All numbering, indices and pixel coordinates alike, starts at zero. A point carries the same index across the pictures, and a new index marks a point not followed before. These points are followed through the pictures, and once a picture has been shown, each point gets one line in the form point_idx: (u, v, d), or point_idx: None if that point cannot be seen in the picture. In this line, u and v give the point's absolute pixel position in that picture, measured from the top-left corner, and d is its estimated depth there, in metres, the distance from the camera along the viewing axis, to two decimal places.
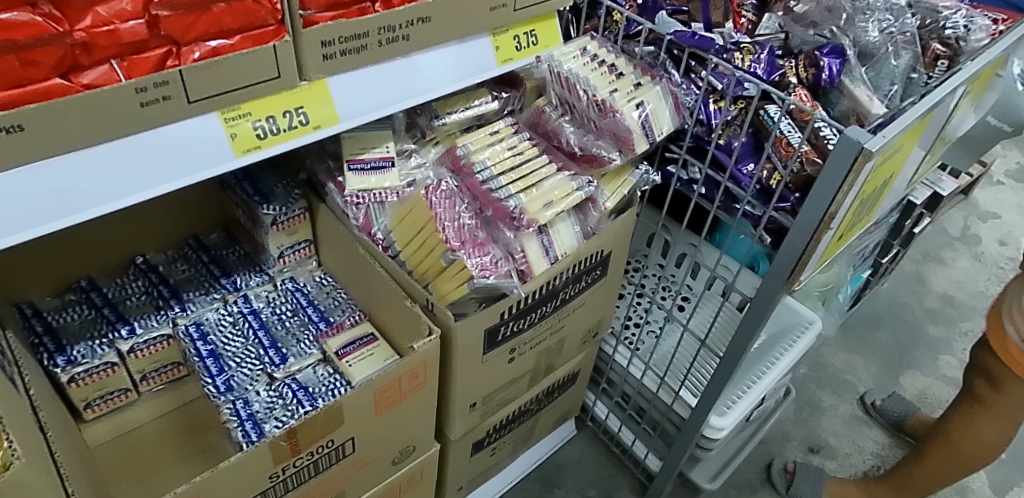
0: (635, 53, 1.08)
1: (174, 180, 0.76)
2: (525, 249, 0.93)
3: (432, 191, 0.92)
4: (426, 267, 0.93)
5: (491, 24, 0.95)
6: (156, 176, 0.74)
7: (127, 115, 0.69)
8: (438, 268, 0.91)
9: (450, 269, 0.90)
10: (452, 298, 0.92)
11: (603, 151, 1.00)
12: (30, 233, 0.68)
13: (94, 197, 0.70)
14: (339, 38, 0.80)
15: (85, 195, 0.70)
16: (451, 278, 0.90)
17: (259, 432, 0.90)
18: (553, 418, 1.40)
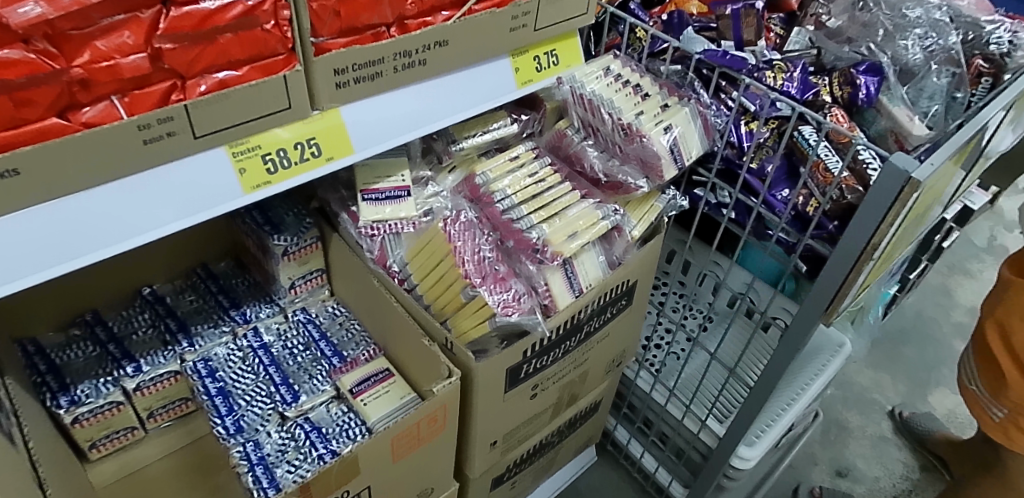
0: (660, 72, 1.03)
1: (182, 219, 0.71)
2: (549, 284, 0.88)
3: (452, 223, 0.87)
4: (445, 303, 0.88)
5: (510, 45, 0.91)
6: (160, 216, 0.70)
7: (129, 153, 0.65)
8: (458, 304, 0.87)
9: (471, 305, 0.85)
10: (472, 335, 0.87)
11: (629, 178, 0.95)
12: (32, 279, 0.63)
13: (98, 239, 0.66)
14: (351, 65, 0.76)
15: (90, 238, 0.66)
16: (472, 315, 0.86)
17: (270, 478, 0.84)
18: (574, 447, 1.35)
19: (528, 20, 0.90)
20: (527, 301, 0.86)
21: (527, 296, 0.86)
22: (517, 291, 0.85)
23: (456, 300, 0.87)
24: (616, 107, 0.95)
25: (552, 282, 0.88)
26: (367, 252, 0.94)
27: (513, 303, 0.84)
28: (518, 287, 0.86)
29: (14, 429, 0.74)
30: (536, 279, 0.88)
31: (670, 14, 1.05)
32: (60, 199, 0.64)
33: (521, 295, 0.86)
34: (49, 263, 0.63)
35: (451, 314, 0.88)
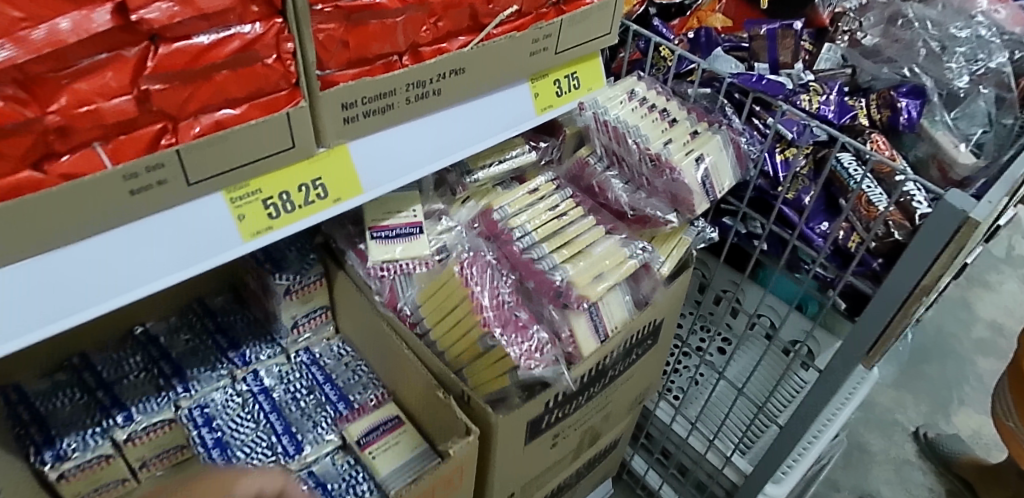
0: (687, 95, 0.96)
1: (188, 267, 0.65)
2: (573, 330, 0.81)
3: (469, 264, 0.81)
4: (461, 350, 0.81)
5: (530, 70, 0.84)
6: (151, 271, 0.63)
7: (114, 204, 0.58)
8: (476, 353, 0.80)
9: (490, 354, 0.79)
10: (494, 386, 0.80)
11: (657, 212, 0.89)
12: (24, 341, 0.57)
13: (97, 293, 0.60)
14: (361, 99, 0.69)
15: (89, 291, 0.60)
16: (492, 365, 0.79)
17: None
18: (592, 483, 1.28)
19: (549, 43, 0.83)
20: (550, 350, 0.79)
21: (550, 344, 0.79)
22: (540, 338, 0.79)
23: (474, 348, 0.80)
24: (643, 135, 0.89)
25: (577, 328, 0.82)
26: (376, 292, 0.87)
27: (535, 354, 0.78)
28: (541, 335, 0.79)
29: None
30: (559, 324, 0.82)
31: (697, 32, 0.99)
32: (37, 257, 0.56)
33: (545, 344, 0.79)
34: (22, 328, 0.57)
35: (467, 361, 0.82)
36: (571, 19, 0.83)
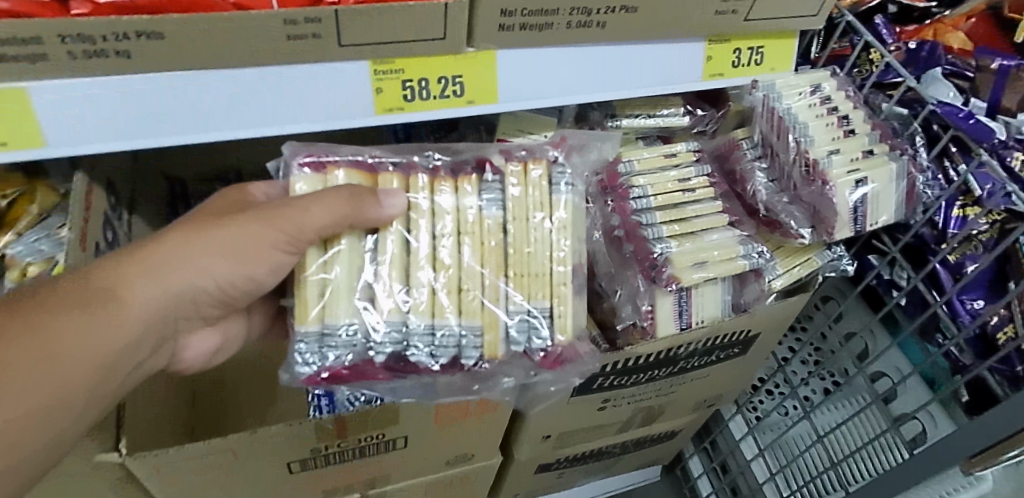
0: (879, 110, 0.86)
1: (524, 100, 0.76)
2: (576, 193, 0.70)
3: (314, 166, 0.64)
4: (473, 303, 0.64)
5: (711, 30, 0.75)
6: (274, 115, 0.67)
7: (272, 45, 0.61)
8: (498, 250, 0.65)
9: (504, 219, 0.65)
10: (539, 243, 0.66)
11: (792, 222, 0.82)
12: (234, 134, 0.66)
13: (267, 116, 0.66)
14: (523, 9, 0.66)
15: (266, 113, 0.66)
16: (517, 212, 0.65)
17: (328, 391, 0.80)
18: (637, 462, 1.26)
19: (741, 6, 0.74)
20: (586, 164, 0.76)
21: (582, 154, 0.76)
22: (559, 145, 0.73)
23: (474, 289, 0.64)
24: (809, 136, 0.81)
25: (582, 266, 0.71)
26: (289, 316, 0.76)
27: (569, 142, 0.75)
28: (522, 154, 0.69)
29: None
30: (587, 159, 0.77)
31: (920, 43, 0.86)
32: (178, 75, 0.61)
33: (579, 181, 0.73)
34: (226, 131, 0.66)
35: (490, 305, 0.64)
36: None
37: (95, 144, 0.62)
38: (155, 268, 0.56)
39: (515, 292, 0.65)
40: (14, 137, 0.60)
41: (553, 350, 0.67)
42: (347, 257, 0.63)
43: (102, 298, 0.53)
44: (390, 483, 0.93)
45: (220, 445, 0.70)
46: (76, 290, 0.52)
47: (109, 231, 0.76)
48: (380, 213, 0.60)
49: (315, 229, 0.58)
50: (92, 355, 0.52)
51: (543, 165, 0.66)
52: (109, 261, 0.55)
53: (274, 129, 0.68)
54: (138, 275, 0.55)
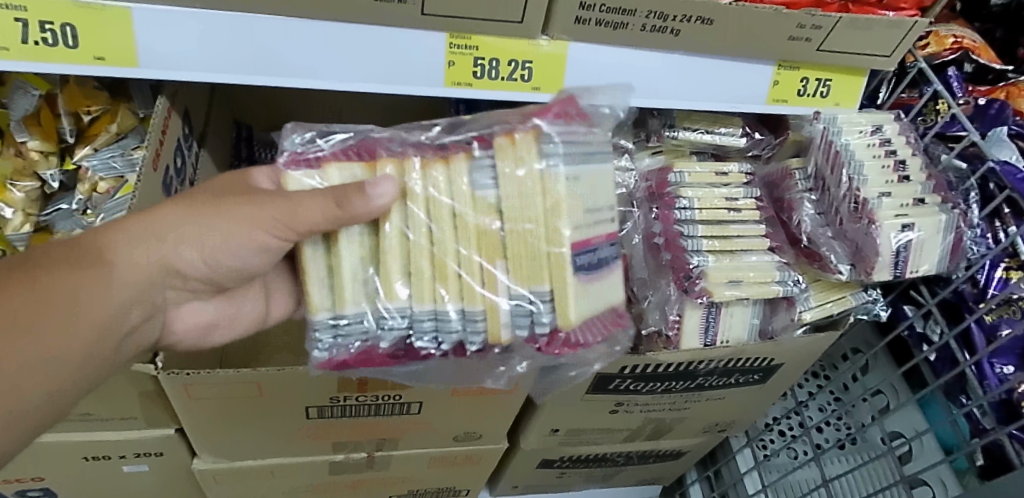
0: (938, 160, 0.86)
1: None
2: (576, 169, 0.61)
3: (306, 165, 0.59)
4: (472, 278, 0.60)
5: (781, 54, 0.76)
6: (350, 71, 0.69)
7: (358, 3, 0.63)
8: (492, 231, 0.59)
9: (499, 201, 0.59)
10: (528, 225, 0.59)
11: (832, 256, 0.82)
12: (310, 83, 0.69)
13: (344, 69, 0.69)
14: (601, 6, 0.67)
15: (343, 67, 0.69)
16: (497, 197, 0.59)
17: None
18: (638, 477, 1.26)
19: (815, 36, 0.74)
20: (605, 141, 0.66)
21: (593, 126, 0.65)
22: (562, 119, 0.62)
23: (470, 269, 0.60)
24: (863, 175, 0.81)
25: (598, 250, 0.64)
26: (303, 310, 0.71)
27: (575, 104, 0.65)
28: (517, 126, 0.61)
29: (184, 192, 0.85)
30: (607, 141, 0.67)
31: (990, 101, 0.86)
32: (267, 18, 0.64)
33: (584, 154, 0.63)
34: (303, 79, 0.68)
35: (488, 292, 0.60)
36: (854, 22, 0.73)
37: (180, 72, 0.65)
38: (149, 237, 0.56)
39: (512, 278, 0.60)
40: (110, 54, 0.63)
41: (557, 335, 0.63)
42: (347, 250, 0.59)
43: (98, 261, 0.53)
44: (397, 449, 0.95)
45: (247, 376, 0.73)
46: (80, 254, 0.53)
47: (176, 159, 0.81)
48: (369, 208, 0.55)
49: (309, 224, 0.55)
50: (89, 315, 0.52)
51: (529, 138, 0.59)
52: (109, 228, 0.56)
53: (347, 84, 0.70)
54: (129, 243, 0.55)
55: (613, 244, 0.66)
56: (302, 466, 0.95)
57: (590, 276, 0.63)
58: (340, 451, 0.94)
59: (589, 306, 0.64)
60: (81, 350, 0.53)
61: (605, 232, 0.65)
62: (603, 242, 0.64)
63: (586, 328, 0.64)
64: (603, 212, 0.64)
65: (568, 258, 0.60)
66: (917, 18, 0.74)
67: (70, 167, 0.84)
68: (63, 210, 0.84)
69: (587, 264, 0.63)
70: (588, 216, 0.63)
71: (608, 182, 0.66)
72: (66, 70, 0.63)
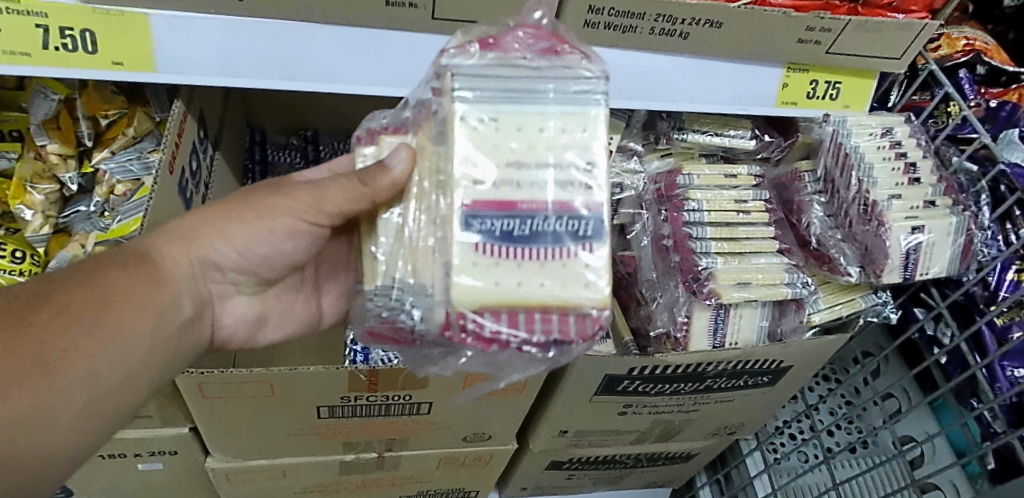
0: (949, 162, 0.86)
1: None
2: (504, 107, 0.52)
3: (368, 140, 0.60)
4: (433, 254, 0.54)
5: (791, 57, 0.76)
6: (362, 75, 0.70)
7: (370, 7, 0.64)
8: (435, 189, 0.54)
9: (441, 154, 0.54)
10: (445, 175, 0.52)
11: (842, 258, 0.82)
12: (322, 86, 0.70)
13: (356, 74, 0.70)
14: (610, 9, 0.68)
15: (355, 72, 0.70)
16: (439, 149, 0.54)
17: (365, 357, 0.86)
18: (647, 479, 1.26)
19: (824, 38, 0.74)
20: (567, 84, 0.53)
21: (552, 61, 0.54)
22: (492, 51, 0.54)
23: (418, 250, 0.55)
24: (873, 178, 0.81)
25: (533, 215, 0.51)
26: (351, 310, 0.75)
27: (520, 37, 0.56)
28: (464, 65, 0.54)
29: (199, 194, 0.86)
30: (582, 83, 0.54)
31: (1002, 104, 0.85)
32: (281, 23, 0.65)
33: (515, 92, 0.53)
34: (315, 83, 0.69)
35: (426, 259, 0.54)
36: (863, 24, 0.73)
37: (196, 76, 0.66)
38: (184, 235, 0.60)
39: (437, 246, 0.53)
40: (128, 59, 0.64)
41: (452, 320, 0.51)
42: (384, 235, 0.58)
43: (141, 260, 0.57)
44: (406, 449, 0.96)
45: (262, 376, 0.75)
46: (114, 261, 0.56)
47: (192, 161, 0.83)
48: (389, 181, 0.55)
49: (334, 207, 0.57)
50: (132, 309, 0.54)
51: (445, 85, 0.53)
52: (135, 243, 0.59)
53: (358, 88, 0.71)
54: (160, 246, 0.58)
55: (569, 216, 0.52)
56: (314, 466, 0.96)
57: (512, 246, 0.51)
58: (350, 451, 0.95)
59: (484, 294, 0.50)
60: (129, 355, 0.54)
61: (557, 194, 0.52)
62: (548, 206, 0.51)
63: (511, 323, 0.51)
64: (559, 169, 0.52)
65: (459, 213, 0.50)
66: (926, 21, 0.74)
67: (88, 170, 0.85)
68: (82, 212, 0.86)
69: (509, 229, 0.51)
70: (510, 170, 0.52)
71: (571, 132, 0.53)
72: (85, 75, 0.65)
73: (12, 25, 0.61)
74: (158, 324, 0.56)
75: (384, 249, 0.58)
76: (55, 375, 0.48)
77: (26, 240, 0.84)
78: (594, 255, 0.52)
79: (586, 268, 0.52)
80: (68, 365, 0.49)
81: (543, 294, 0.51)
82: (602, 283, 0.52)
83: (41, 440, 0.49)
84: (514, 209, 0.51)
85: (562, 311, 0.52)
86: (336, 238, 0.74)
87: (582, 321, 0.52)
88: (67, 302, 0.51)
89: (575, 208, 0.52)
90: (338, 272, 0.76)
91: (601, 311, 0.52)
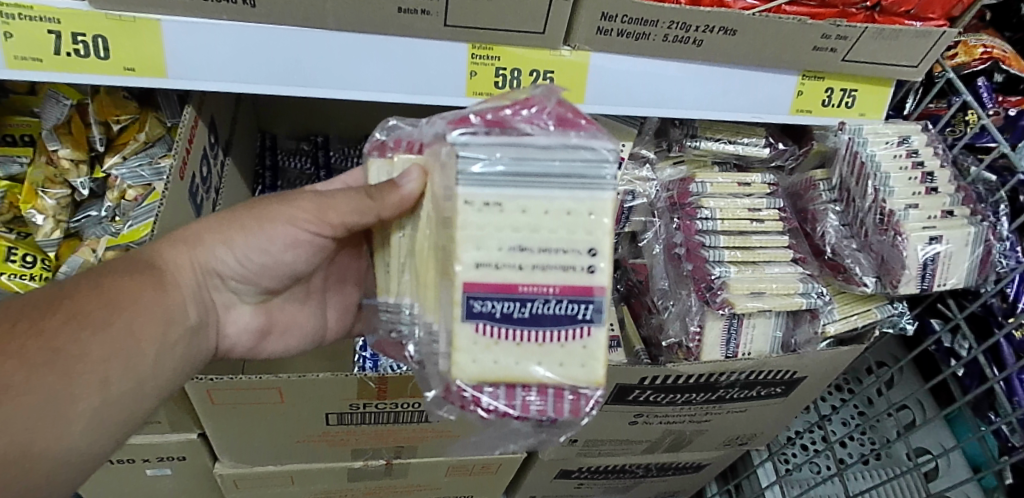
0: (967, 172, 0.85)
1: (607, 105, 0.76)
2: (508, 187, 0.49)
3: (378, 150, 0.60)
4: (439, 303, 0.54)
5: (806, 65, 0.75)
6: (373, 82, 0.70)
7: (382, 14, 0.64)
8: (438, 247, 0.54)
9: (444, 223, 0.52)
10: (448, 251, 0.51)
11: (857, 269, 0.81)
12: (333, 93, 0.70)
13: (368, 81, 0.70)
14: (624, 16, 0.67)
15: (366, 79, 0.69)
16: (441, 216, 0.53)
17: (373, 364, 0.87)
18: (659, 489, 1.24)
19: (840, 46, 0.73)
20: (571, 166, 0.49)
21: (561, 139, 0.50)
22: (497, 127, 0.51)
23: (428, 281, 0.56)
24: (890, 187, 0.79)
25: (534, 301, 0.50)
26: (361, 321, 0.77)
27: (530, 112, 0.53)
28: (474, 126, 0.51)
29: (210, 200, 0.86)
30: (592, 161, 0.49)
31: (1021, 112, 0.85)
32: (293, 30, 0.65)
33: (520, 171, 0.49)
34: (327, 90, 0.69)
35: (435, 308, 0.54)
36: (878, 33, 0.72)
37: (207, 83, 0.66)
38: (191, 243, 0.60)
39: (444, 304, 0.53)
40: (140, 65, 0.64)
41: (452, 389, 0.52)
42: (398, 251, 0.59)
43: (147, 267, 0.57)
44: (415, 456, 0.95)
45: (270, 383, 0.74)
46: (121, 268, 0.56)
47: (203, 167, 0.83)
48: (399, 198, 0.54)
49: (341, 215, 0.58)
50: (137, 316, 0.54)
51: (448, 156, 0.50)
52: (140, 253, 0.59)
53: (366, 96, 0.71)
54: (168, 250, 0.59)
55: (571, 300, 0.50)
56: (322, 473, 0.96)
57: (511, 327, 0.50)
58: (359, 458, 0.94)
59: (483, 372, 0.51)
60: (140, 361, 0.53)
61: (560, 277, 0.49)
62: (551, 290, 0.49)
63: (508, 395, 0.52)
64: (563, 254, 0.49)
65: (460, 296, 0.49)
66: (944, 28, 0.73)
67: (100, 175, 0.85)
68: (93, 217, 0.86)
69: (509, 312, 0.50)
70: (512, 252, 0.49)
71: (577, 213, 0.49)
72: (97, 81, 0.65)
73: (25, 31, 0.61)
74: (164, 331, 0.56)
75: (399, 266, 0.60)
76: (69, 378, 0.48)
77: (37, 245, 0.84)
78: (593, 337, 0.51)
79: (583, 350, 0.51)
80: (81, 370, 0.49)
81: (540, 375, 0.51)
82: (598, 363, 0.51)
83: (55, 451, 0.48)
84: (515, 293, 0.49)
85: (558, 386, 0.52)
86: (349, 253, 0.74)
87: (577, 398, 0.52)
88: (72, 310, 0.51)
89: (579, 292, 0.50)
90: (343, 283, 0.76)
91: (595, 390, 0.52)
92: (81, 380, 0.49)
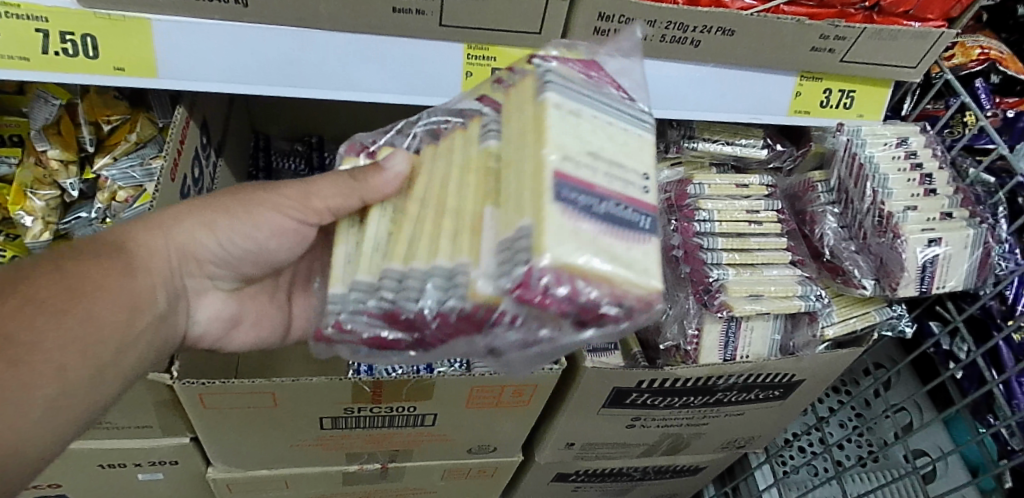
0: (966, 173, 0.85)
1: None
2: (581, 103, 0.47)
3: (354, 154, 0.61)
4: (487, 224, 0.45)
5: (802, 65, 0.75)
6: (369, 83, 0.69)
7: (376, 14, 0.63)
8: (479, 179, 0.48)
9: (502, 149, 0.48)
10: (523, 154, 0.45)
11: (855, 270, 0.81)
12: (327, 94, 0.69)
13: (363, 82, 0.69)
14: (620, 16, 0.66)
15: (361, 80, 0.69)
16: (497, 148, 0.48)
17: None
18: (655, 492, 1.24)
19: (838, 46, 0.72)
20: (626, 107, 0.50)
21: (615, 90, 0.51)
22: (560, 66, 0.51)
23: (458, 214, 0.47)
24: (888, 189, 0.79)
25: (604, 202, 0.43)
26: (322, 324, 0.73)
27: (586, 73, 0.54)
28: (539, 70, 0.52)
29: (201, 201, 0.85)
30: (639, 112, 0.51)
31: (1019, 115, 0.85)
32: (285, 29, 0.64)
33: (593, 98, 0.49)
34: (321, 91, 0.68)
35: (480, 229, 0.45)
36: (879, 33, 0.71)
37: (199, 83, 0.65)
38: (161, 228, 0.59)
39: (494, 221, 0.44)
40: (132, 65, 0.64)
41: (531, 277, 0.40)
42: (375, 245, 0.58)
43: (114, 251, 0.56)
44: (410, 460, 0.95)
45: (262, 387, 0.73)
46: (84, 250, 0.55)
47: (194, 168, 0.82)
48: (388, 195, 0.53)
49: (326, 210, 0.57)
50: (97, 301, 0.53)
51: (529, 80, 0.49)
52: (107, 236, 0.57)
53: (362, 97, 0.70)
54: (137, 237, 0.58)
55: (635, 208, 0.44)
56: (315, 477, 0.95)
57: (592, 219, 0.42)
58: (353, 462, 0.93)
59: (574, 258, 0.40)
60: (99, 352, 0.52)
61: (622, 187, 0.45)
62: (617, 194, 0.44)
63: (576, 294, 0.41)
64: (622, 169, 0.46)
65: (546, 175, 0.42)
66: (943, 30, 0.72)
67: (90, 176, 0.84)
68: (82, 218, 0.85)
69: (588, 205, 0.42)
70: (588, 155, 0.45)
71: (631, 144, 0.48)
72: (85, 80, 0.64)
73: (12, 30, 0.60)
74: (126, 319, 0.55)
75: None
76: (28, 371, 0.47)
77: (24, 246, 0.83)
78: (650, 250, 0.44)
79: (645, 257, 0.43)
80: (40, 363, 0.48)
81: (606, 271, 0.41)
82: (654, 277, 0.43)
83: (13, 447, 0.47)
84: (593, 185, 0.43)
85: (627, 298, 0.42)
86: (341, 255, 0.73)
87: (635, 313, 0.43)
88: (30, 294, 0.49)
89: (641, 204, 0.45)
90: None
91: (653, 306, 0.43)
92: (37, 372, 0.48)
